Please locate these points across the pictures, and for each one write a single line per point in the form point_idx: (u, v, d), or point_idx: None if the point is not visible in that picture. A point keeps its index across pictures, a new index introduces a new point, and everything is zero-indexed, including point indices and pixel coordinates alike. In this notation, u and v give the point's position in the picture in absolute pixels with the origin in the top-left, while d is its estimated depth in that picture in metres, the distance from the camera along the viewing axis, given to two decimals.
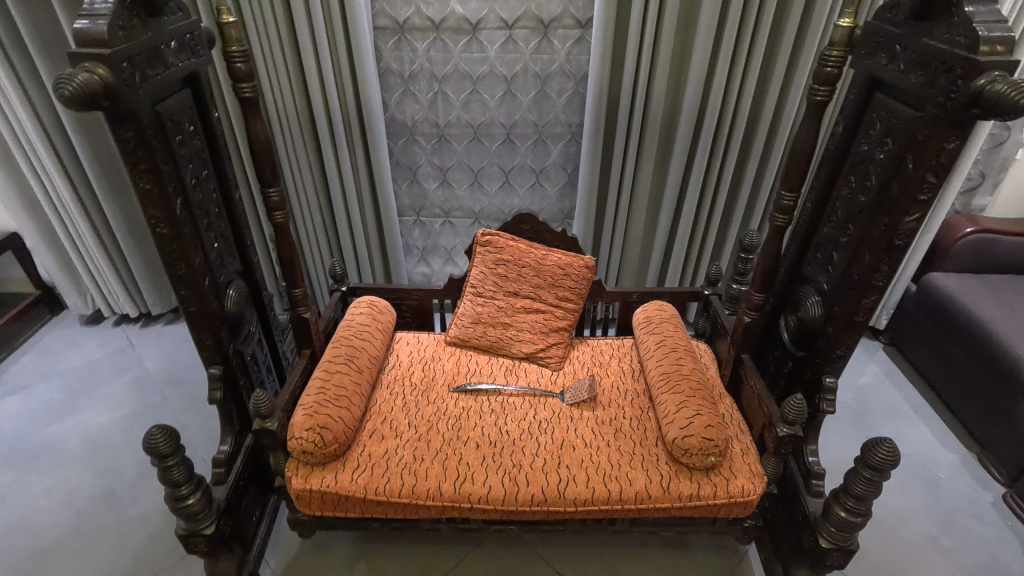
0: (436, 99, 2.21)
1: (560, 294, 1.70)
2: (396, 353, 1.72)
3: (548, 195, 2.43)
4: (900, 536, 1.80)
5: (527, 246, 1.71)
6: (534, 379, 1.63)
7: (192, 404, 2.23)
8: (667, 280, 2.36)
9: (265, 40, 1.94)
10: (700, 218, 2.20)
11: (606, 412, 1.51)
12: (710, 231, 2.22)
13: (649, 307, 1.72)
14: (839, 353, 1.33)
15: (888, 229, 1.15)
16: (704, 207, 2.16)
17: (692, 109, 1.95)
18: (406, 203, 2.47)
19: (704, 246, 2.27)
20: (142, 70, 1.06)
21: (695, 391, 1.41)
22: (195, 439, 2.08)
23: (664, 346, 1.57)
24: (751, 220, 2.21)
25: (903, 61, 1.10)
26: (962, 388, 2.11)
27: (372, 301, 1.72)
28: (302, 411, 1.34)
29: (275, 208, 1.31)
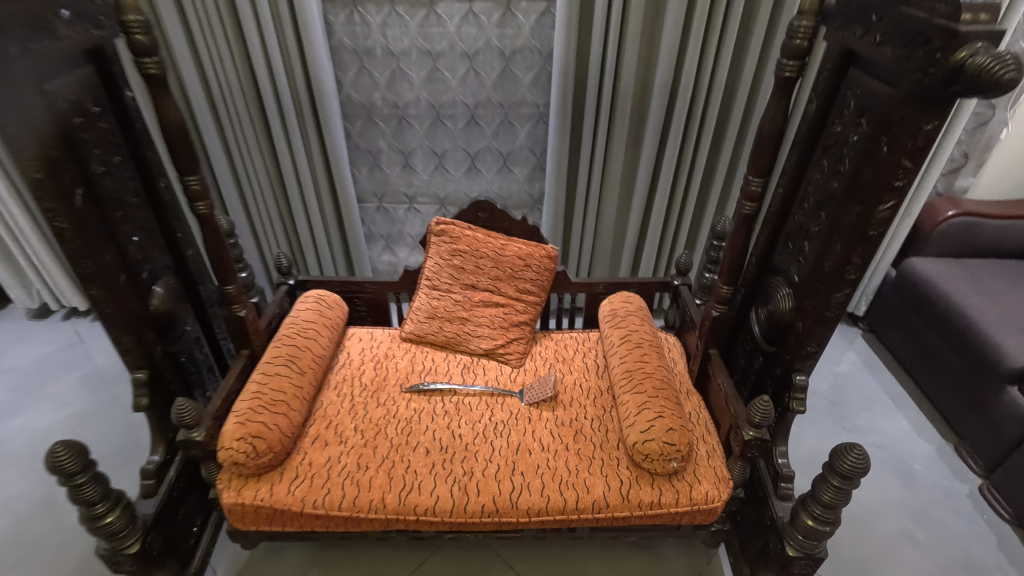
0: (394, 77, 2.08)
1: (521, 286, 1.60)
2: (347, 350, 1.62)
3: (517, 180, 2.31)
4: (874, 530, 1.75)
5: (486, 235, 1.60)
6: (492, 377, 1.54)
7: None
8: (641, 269, 2.26)
9: (202, 12, 1.78)
10: (674, 205, 2.10)
11: (567, 413, 1.42)
12: (685, 217, 2.13)
13: (616, 300, 1.63)
14: (809, 350, 1.25)
15: (860, 219, 1.06)
16: (678, 192, 2.06)
17: (664, 88, 1.83)
18: (367, 189, 2.34)
19: (679, 233, 2.19)
20: (22, 43, 0.93)
21: (658, 392, 1.32)
22: (144, 439, 1.97)
23: (628, 341, 1.49)
24: (726, 206, 2.11)
25: (877, 32, 1.01)
26: (940, 376, 2.06)
27: (321, 295, 1.62)
28: (234, 419, 1.24)
29: (198, 198, 1.19)
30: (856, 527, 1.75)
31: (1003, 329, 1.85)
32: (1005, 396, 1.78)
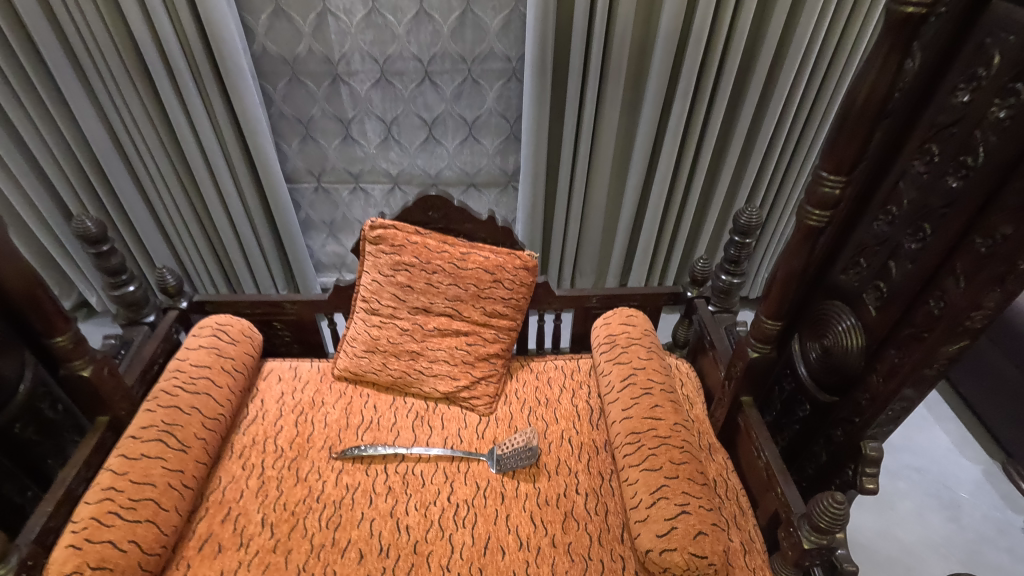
0: (322, 23, 1.60)
1: (488, 308, 1.20)
2: (262, 397, 1.22)
3: (486, 153, 1.87)
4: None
5: (440, 241, 1.19)
6: (453, 432, 1.16)
7: None
8: (636, 265, 1.87)
9: None
10: (676, 189, 1.69)
11: (552, 486, 1.06)
12: (689, 204, 1.73)
13: (613, 321, 1.25)
14: (889, 414, 0.89)
15: (1010, 246, 0.67)
16: (683, 172, 1.65)
17: (671, 34, 1.38)
18: (301, 166, 1.88)
19: (682, 222, 1.78)
20: None
21: (678, 468, 0.95)
22: None
23: (632, 385, 1.11)
24: (739, 189, 1.71)
25: None
26: (988, 385, 1.75)
27: (222, 325, 1.21)
28: (68, 538, 0.85)
29: None
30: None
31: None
32: None
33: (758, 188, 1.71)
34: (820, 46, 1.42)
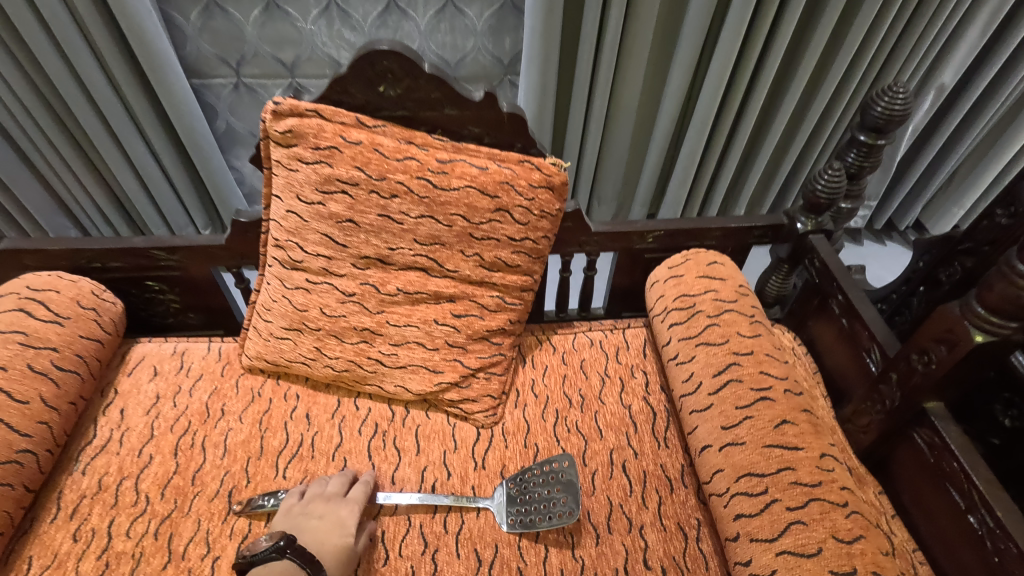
0: None
1: (487, 256, 0.72)
2: (122, 406, 0.75)
3: (473, 30, 1.31)
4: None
5: (403, 141, 0.69)
6: (435, 462, 0.72)
7: None
8: (670, 193, 1.32)
9: None
10: (739, 78, 1.10)
11: (604, 560, 0.63)
12: (755, 104, 1.15)
13: (687, 276, 0.78)
14: None
15: None
16: (754, 51, 1.05)
17: None
18: (208, 51, 1.30)
19: (738, 130, 1.21)
20: None
21: (855, 554, 0.51)
22: None
23: (736, 386, 0.65)
24: (826, 79, 1.12)
25: None
26: None
27: (40, 291, 0.72)
28: None
29: None
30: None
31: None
32: None
33: (854, 75, 1.13)
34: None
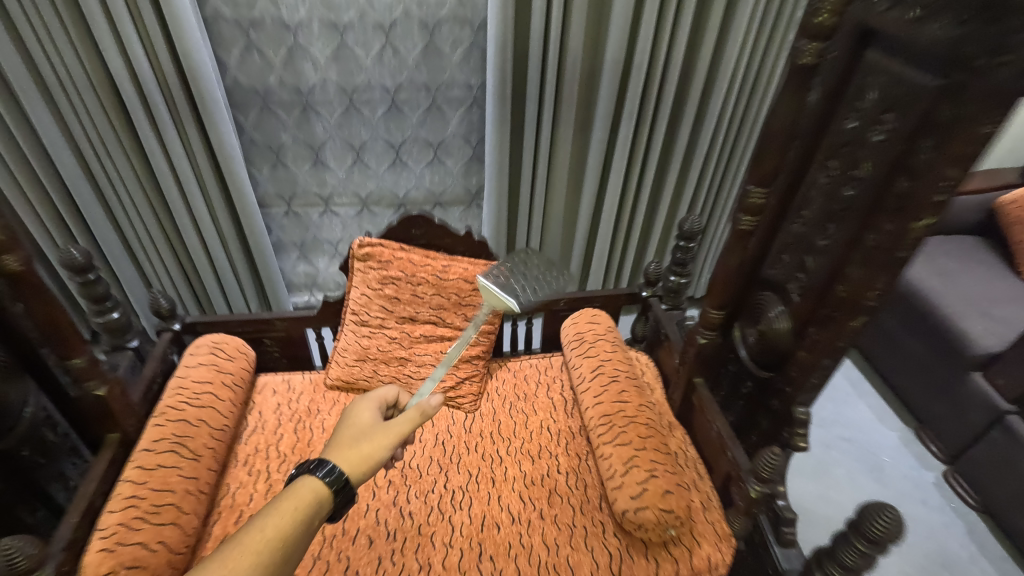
0: (294, 55, 1.66)
1: (470, 314, 1.33)
2: (259, 409, 1.30)
3: (451, 173, 1.98)
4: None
5: (424, 256, 1.31)
6: (443, 430, 1.28)
7: None
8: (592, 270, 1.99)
9: None
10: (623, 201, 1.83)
11: (536, 469, 1.20)
12: (637, 213, 1.87)
13: (579, 320, 1.41)
14: (814, 381, 1.07)
15: (890, 238, 0.86)
16: (631, 182, 1.79)
17: (616, 66, 1.54)
18: (271, 190, 1.93)
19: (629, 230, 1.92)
20: None
21: (645, 442, 1.11)
22: None
23: (601, 375, 1.27)
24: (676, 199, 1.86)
25: (910, 7, 0.79)
26: (900, 362, 1.98)
27: (217, 342, 1.28)
28: (100, 541, 0.92)
29: (6, 250, 0.81)
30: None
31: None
32: (970, 381, 1.72)
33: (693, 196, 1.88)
34: (745, 58, 1.59)
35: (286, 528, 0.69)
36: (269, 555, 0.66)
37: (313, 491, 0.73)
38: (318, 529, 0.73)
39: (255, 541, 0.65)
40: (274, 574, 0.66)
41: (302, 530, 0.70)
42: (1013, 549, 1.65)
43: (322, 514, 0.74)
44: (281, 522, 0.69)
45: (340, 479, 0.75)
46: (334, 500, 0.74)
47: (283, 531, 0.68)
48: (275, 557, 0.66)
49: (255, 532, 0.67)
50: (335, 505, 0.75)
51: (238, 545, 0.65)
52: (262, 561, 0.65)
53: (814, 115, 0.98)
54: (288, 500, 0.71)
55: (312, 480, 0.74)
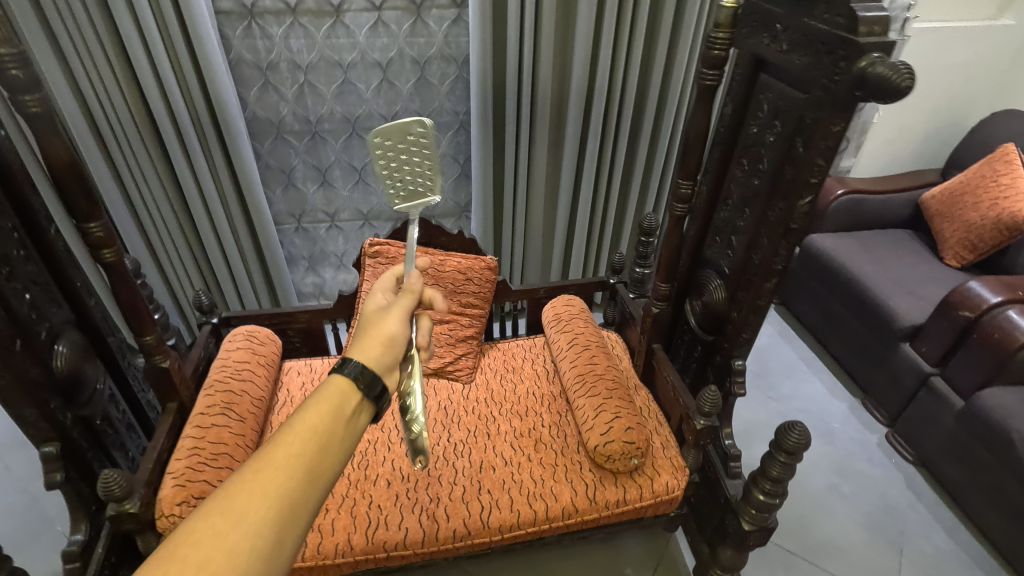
0: (304, 91, 1.88)
1: (464, 300, 1.58)
2: (287, 387, 1.53)
3: (443, 189, 2.21)
4: (820, 556, 1.69)
5: (424, 252, 1.57)
6: (444, 397, 1.51)
7: (22, 448, 1.79)
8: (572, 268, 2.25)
9: (66, 14, 1.44)
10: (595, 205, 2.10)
11: (524, 424, 1.43)
12: (608, 215, 2.14)
13: (557, 303, 1.66)
14: (745, 337, 1.31)
15: (785, 214, 1.11)
16: (601, 189, 2.06)
17: (580, 91, 1.82)
18: (283, 209, 2.13)
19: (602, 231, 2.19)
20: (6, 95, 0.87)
21: (612, 393, 1.36)
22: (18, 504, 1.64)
23: (576, 345, 1.51)
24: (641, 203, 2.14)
25: (784, 41, 1.06)
26: (845, 340, 2.22)
27: (251, 331, 1.51)
28: (172, 480, 1.15)
29: (103, 246, 1.05)
30: (796, 532, 1.75)
31: (1016, 406, 1.64)
32: (900, 351, 1.96)
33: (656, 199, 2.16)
34: (689, 79, 1.89)
35: (327, 425, 0.62)
36: (310, 456, 0.59)
37: (346, 387, 0.66)
38: (357, 424, 0.66)
39: (287, 438, 0.58)
40: (318, 470, 0.59)
41: (341, 426, 0.63)
42: (946, 496, 1.86)
43: (360, 409, 0.67)
44: (320, 418, 0.62)
45: (373, 377, 0.68)
46: (371, 397, 0.67)
47: (324, 427, 0.62)
48: (319, 455, 0.60)
49: (296, 430, 0.60)
50: (373, 403, 0.68)
51: (272, 443, 0.58)
52: (302, 459, 0.58)
53: (729, 122, 1.26)
54: (320, 399, 0.64)
55: (345, 380, 0.66)
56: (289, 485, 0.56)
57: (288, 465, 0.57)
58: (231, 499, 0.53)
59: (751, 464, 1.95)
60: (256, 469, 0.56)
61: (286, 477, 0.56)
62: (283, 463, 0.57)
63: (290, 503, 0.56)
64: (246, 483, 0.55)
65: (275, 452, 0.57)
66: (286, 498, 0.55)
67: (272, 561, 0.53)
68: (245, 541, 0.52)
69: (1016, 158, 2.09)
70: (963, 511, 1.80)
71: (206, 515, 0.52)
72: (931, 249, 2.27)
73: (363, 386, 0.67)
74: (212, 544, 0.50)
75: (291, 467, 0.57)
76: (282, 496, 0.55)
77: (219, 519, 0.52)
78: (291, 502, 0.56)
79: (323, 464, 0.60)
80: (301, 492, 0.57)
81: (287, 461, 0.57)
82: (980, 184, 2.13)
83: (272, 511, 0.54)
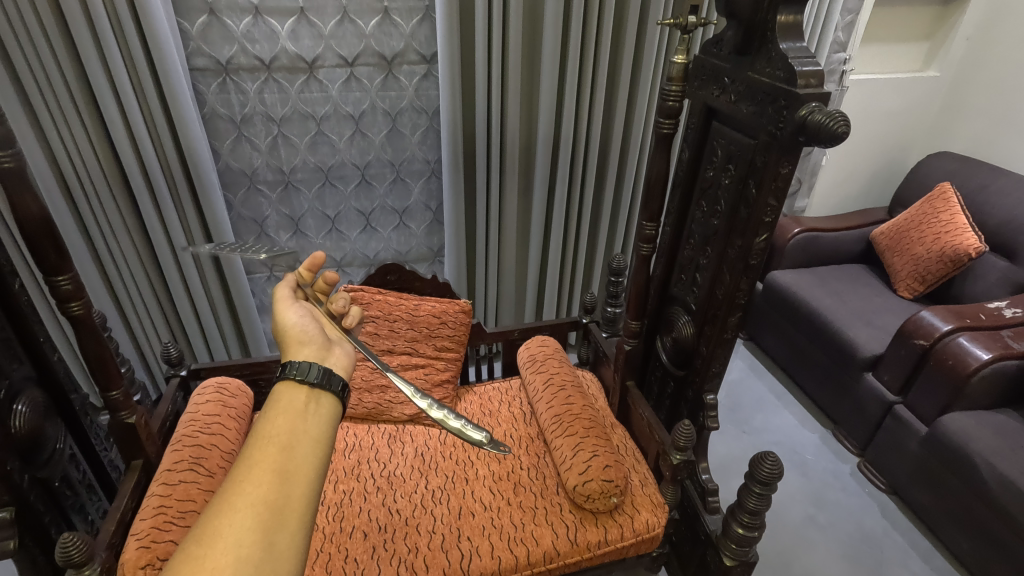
0: (277, 143, 1.92)
1: (439, 344, 1.59)
2: None
3: (415, 234, 2.24)
4: None
5: (398, 298, 1.59)
6: (420, 443, 1.50)
7: None
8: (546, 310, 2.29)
9: (39, 72, 1.47)
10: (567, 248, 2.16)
11: (503, 467, 1.42)
12: (578, 256, 2.20)
13: (532, 344, 1.67)
14: (715, 370, 1.34)
15: (743, 250, 1.17)
16: (570, 231, 2.13)
17: (547, 139, 1.90)
18: (255, 258, 2.12)
19: (574, 272, 2.25)
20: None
21: (588, 431, 1.37)
22: None
23: (552, 385, 1.53)
24: None
25: (732, 92, 1.15)
26: (812, 373, 2.28)
27: (221, 383, 1.48)
28: (135, 542, 1.10)
29: (70, 299, 1.03)
30: (778, 565, 1.75)
31: (974, 429, 1.70)
32: (864, 381, 2.03)
33: (626, 239, 2.23)
34: (648, 128, 2.00)
35: (284, 428, 0.66)
36: (272, 459, 0.62)
37: (293, 389, 0.70)
38: (321, 421, 0.69)
39: (249, 450, 0.62)
40: (289, 465, 0.62)
41: (300, 425, 0.67)
42: (919, 522, 1.89)
43: (319, 404, 0.71)
44: (276, 424, 0.65)
45: (312, 370, 0.72)
46: (323, 389, 0.71)
47: (280, 430, 0.65)
48: (284, 456, 0.62)
49: (254, 442, 0.63)
50: (327, 393, 0.72)
51: (237, 460, 0.62)
52: (265, 463, 0.61)
53: (686, 167, 1.34)
54: (275, 407, 0.68)
55: (290, 384, 0.71)
56: (259, 490, 0.59)
57: (254, 475, 0.60)
58: (207, 523, 0.56)
59: (729, 498, 1.95)
60: (228, 490, 0.59)
61: (254, 486, 0.59)
62: (246, 474, 0.60)
63: (267, 505, 0.58)
64: (217, 504, 0.58)
65: (238, 468, 0.61)
66: (260, 504, 0.58)
67: (263, 560, 0.55)
68: (227, 552, 0.54)
69: (953, 196, 2.26)
70: (935, 537, 1.83)
71: (187, 543, 0.55)
72: (883, 281, 2.39)
73: (310, 382, 0.71)
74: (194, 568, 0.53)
75: (256, 472, 0.60)
76: (256, 502, 0.58)
77: (199, 543, 0.55)
78: (269, 504, 0.58)
79: (292, 463, 0.62)
80: (275, 492, 0.59)
81: (253, 471, 0.60)
82: (923, 220, 2.27)
83: (246, 520, 0.57)
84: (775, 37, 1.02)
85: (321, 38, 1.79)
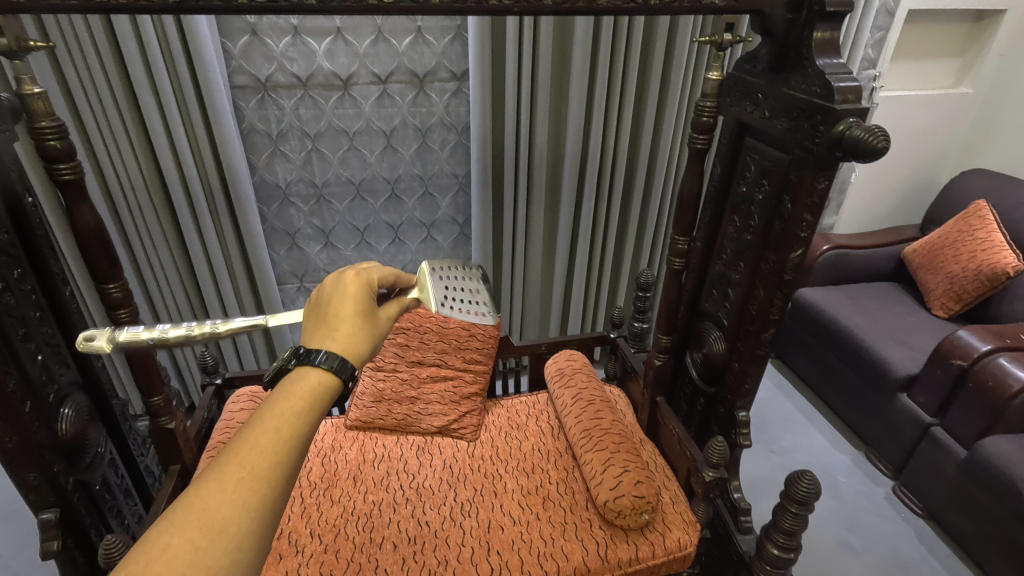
0: (311, 157, 1.97)
1: (468, 356, 1.60)
2: None
3: (442, 248, 2.27)
4: None
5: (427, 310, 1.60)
6: (448, 455, 1.50)
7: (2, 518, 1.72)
8: (572, 325, 2.29)
9: (91, 90, 1.54)
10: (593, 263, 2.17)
11: (532, 481, 1.41)
12: (605, 271, 2.20)
13: (559, 358, 1.67)
14: (747, 386, 1.33)
15: (778, 266, 1.17)
16: (597, 246, 2.13)
17: (575, 155, 1.92)
18: (286, 269, 2.16)
19: (601, 287, 2.25)
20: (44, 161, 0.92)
21: (618, 446, 1.36)
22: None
23: (581, 400, 1.52)
24: None
25: (766, 108, 1.15)
26: (842, 392, 2.23)
27: (255, 392, 1.51)
28: None
29: (119, 306, 1.06)
30: None
31: (1016, 453, 1.65)
32: (898, 401, 1.98)
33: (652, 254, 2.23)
34: (676, 144, 2.01)
35: (307, 424, 0.63)
36: (290, 460, 0.60)
37: (325, 380, 0.66)
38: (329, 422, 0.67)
39: (270, 439, 0.59)
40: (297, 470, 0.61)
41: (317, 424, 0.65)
42: (959, 549, 1.82)
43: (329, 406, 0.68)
44: (300, 417, 0.63)
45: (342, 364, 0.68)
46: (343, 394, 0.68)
47: (302, 426, 0.63)
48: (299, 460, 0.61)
49: (276, 432, 0.60)
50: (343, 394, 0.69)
51: (254, 443, 0.58)
52: (285, 465, 0.59)
53: (718, 182, 1.34)
54: (298, 393, 0.64)
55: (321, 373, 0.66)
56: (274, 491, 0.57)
57: (273, 474, 0.58)
58: (211, 511, 0.53)
59: (758, 519, 1.91)
60: (236, 476, 0.56)
61: (269, 486, 0.57)
62: (264, 469, 0.57)
63: (273, 513, 0.57)
64: (225, 490, 0.55)
65: (256, 456, 0.57)
66: (267, 507, 0.56)
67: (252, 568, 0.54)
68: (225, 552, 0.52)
69: (989, 214, 2.21)
70: (976, 565, 1.76)
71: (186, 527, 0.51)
72: (917, 300, 2.34)
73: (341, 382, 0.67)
74: (190, 559, 0.50)
75: (274, 469, 0.58)
76: (267, 504, 0.56)
77: (203, 534, 0.52)
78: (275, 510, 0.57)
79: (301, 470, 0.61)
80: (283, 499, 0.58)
81: (271, 469, 0.58)
82: (957, 237, 2.23)
83: (253, 521, 0.55)
84: (811, 54, 1.02)
85: (356, 56, 1.84)
